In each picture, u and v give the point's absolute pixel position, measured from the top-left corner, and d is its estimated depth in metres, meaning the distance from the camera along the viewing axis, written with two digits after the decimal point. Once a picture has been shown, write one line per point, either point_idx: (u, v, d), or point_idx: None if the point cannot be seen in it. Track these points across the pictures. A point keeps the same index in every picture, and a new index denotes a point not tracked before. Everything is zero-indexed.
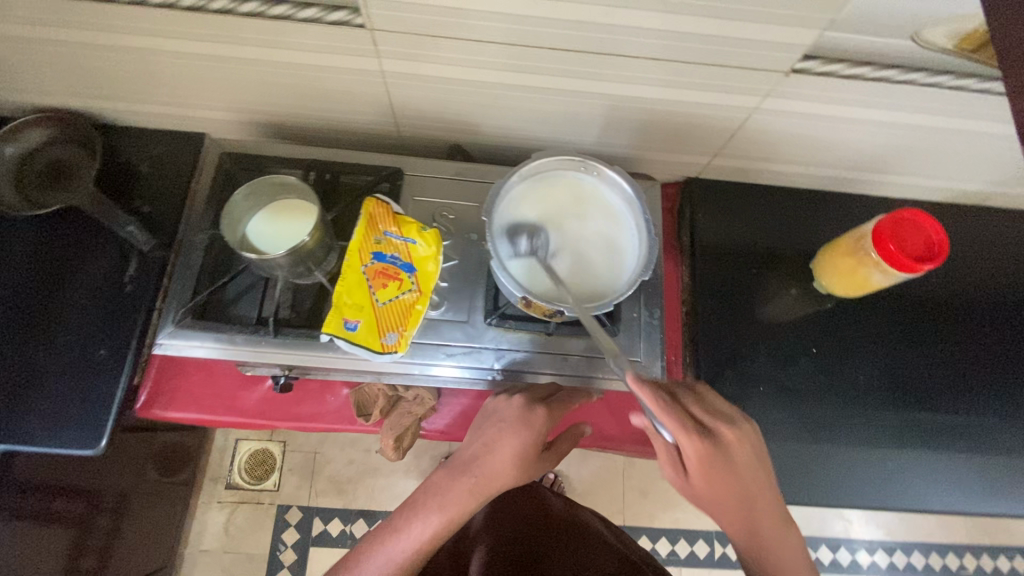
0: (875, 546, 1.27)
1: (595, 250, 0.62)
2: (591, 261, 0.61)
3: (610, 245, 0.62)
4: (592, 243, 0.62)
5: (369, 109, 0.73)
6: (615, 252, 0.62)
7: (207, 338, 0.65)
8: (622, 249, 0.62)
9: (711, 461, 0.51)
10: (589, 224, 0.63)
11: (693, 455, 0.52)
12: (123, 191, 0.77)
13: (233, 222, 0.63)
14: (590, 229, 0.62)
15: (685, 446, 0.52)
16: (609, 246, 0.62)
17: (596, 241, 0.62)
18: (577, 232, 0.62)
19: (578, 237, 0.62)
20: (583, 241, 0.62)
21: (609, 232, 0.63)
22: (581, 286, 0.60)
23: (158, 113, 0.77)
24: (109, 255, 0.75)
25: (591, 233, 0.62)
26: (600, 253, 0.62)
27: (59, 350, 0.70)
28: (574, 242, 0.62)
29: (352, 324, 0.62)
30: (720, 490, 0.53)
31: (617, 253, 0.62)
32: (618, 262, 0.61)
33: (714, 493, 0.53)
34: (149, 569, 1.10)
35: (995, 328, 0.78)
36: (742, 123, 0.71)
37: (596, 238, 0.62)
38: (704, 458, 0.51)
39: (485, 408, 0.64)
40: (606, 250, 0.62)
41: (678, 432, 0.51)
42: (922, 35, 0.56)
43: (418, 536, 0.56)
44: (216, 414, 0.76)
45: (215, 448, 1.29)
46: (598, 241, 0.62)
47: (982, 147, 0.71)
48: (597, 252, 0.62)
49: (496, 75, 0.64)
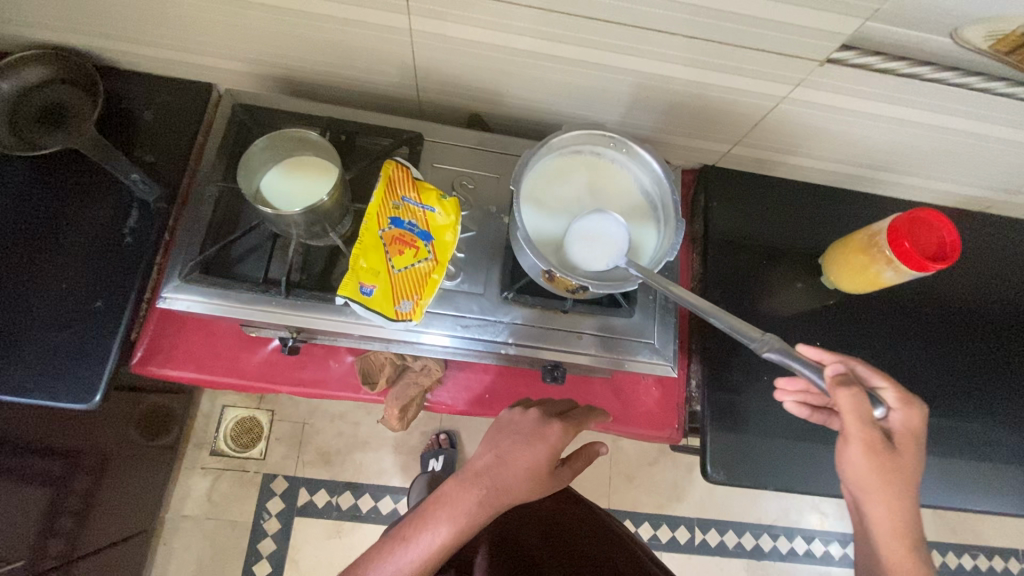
0: (847, 539, 1.34)
1: (594, 247, 0.58)
2: (584, 259, 0.58)
3: (611, 244, 0.57)
4: (594, 240, 0.58)
5: (391, 70, 0.71)
6: (615, 252, 0.57)
7: (213, 295, 0.63)
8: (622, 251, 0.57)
9: (923, 434, 0.54)
10: (601, 220, 0.59)
11: (904, 425, 0.54)
12: (125, 138, 0.73)
13: (250, 173, 0.61)
14: (601, 228, 0.58)
15: (901, 412, 0.54)
16: (612, 246, 0.57)
17: (600, 239, 0.58)
18: (587, 226, 0.59)
19: (584, 231, 0.58)
20: (587, 235, 0.58)
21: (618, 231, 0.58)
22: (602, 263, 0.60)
23: (163, 58, 0.73)
24: (108, 204, 0.71)
25: (599, 231, 0.58)
26: (598, 250, 0.58)
27: (51, 300, 0.67)
28: (578, 236, 0.58)
29: (368, 288, 0.59)
30: (918, 471, 0.53)
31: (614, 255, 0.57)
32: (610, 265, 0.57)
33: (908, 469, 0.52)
34: (128, 533, 1.08)
35: (990, 332, 0.80)
36: (767, 112, 0.71)
37: (603, 238, 0.58)
38: (917, 431, 0.54)
39: (499, 420, 0.65)
40: (605, 249, 0.57)
41: (900, 395, 0.55)
42: (961, 34, 0.55)
43: (427, 546, 0.54)
44: (215, 374, 0.75)
45: (199, 414, 1.26)
46: (602, 239, 0.58)
47: (997, 153, 0.73)
48: (595, 249, 0.58)
49: (525, 42, 0.62)
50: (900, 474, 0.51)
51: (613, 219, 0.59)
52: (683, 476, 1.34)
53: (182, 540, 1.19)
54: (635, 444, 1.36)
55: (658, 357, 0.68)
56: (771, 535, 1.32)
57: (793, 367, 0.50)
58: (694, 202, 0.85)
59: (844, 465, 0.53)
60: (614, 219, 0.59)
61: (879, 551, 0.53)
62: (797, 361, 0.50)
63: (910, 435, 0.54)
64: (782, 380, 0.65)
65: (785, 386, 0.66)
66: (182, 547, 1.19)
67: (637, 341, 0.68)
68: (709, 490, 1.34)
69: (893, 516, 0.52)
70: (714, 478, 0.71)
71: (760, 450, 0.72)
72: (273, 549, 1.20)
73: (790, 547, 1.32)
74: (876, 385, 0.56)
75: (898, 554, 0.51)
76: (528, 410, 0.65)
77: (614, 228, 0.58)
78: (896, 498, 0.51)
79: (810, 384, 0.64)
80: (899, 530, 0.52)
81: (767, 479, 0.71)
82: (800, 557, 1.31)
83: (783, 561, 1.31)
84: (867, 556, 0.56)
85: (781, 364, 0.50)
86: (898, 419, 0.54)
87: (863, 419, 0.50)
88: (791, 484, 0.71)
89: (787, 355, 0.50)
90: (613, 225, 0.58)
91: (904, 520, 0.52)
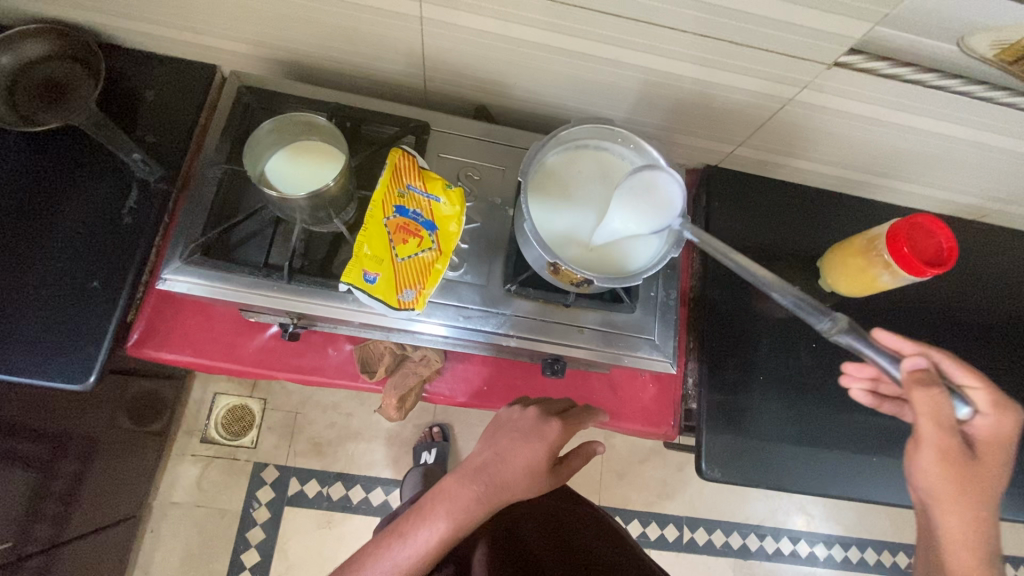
0: (832, 540, 1.36)
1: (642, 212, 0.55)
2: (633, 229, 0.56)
3: (660, 204, 0.54)
4: (638, 204, 0.55)
5: (400, 58, 0.71)
6: (668, 209, 0.55)
7: (213, 278, 0.62)
8: (677, 204, 0.54)
9: (1009, 441, 0.54)
10: (641, 175, 0.55)
11: (990, 430, 0.54)
12: (125, 117, 0.72)
13: (255, 155, 0.60)
14: (643, 184, 0.55)
15: (989, 416, 0.54)
16: (664, 203, 0.54)
17: (646, 201, 0.55)
18: (624, 188, 0.56)
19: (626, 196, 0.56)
20: (630, 199, 0.55)
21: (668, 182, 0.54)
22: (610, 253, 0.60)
23: (168, 38, 0.72)
24: (107, 183, 0.70)
25: (644, 190, 0.55)
26: (646, 217, 0.55)
27: (47, 279, 0.66)
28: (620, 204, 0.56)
29: (372, 276, 0.59)
30: (995, 479, 0.54)
31: (668, 216, 0.55)
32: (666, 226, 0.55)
33: (982, 476, 0.53)
34: (115, 519, 1.06)
35: (983, 339, 0.82)
36: (773, 114, 0.71)
37: (649, 197, 0.55)
38: (1005, 437, 0.54)
39: (499, 418, 0.66)
40: (652, 211, 0.55)
41: (993, 399, 0.54)
42: (967, 42, 0.56)
43: (425, 542, 0.55)
44: (212, 359, 0.75)
45: (191, 401, 1.25)
46: (649, 201, 0.55)
47: (995, 162, 0.74)
48: (641, 215, 0.55)
49: (537, 34, 0.62)
50: (970, 481, 0.53)
51: (658, 171, 0.55)
52: (673, 474, 1.35)
53: (169, 528, 1.18)
54: (627, 442, 1.37)
55: (657, 354, 0.68)
56: (758, 535, 1.33)
57: (863, 353, 0.51)
58: (696, 202, 0.86)
59: (916, 470, 0.54)
60: (659, 169, 0.55)
61: (946, 556, 0.54)
62: (867, 345, 0.50)
63: (993, 440, 0.54)
64: (849, 365, 0.67)
65: (853, 372, 0.68)
66: (170, 534, 1.18)
67: (637, 337, 0.68)
68: (699, 490, 1.35)
69: (963, 523, 0.53)
70: (709, 475, 0.71)
71: (754, 449, 0.73)
72: (262, 538, 1.19)
73: (777, 547, 1.33)
74: (965, 384, 0.55)
75: (966, 562, 0.53)
76: (528, 408, 0.65)
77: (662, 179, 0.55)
78: (966, 505, 0.53)
79: (878, 373, 0.66)
80: (967, 538, 0.53)
81: (763, 477, 0.72)
82: (786, 557, 1.33)
83: (768, 561, 1.32)
84: (932, 557, 0.57)
85: (850, 349, 0.51)
86: (982, 423, 0.54)
87: (941, 428, 0.51)
88: (786, 483, 0.72)
89: (858, 339, 0.50)
90: (658, 178, 0.55)
91: (973, 528, 0.53)
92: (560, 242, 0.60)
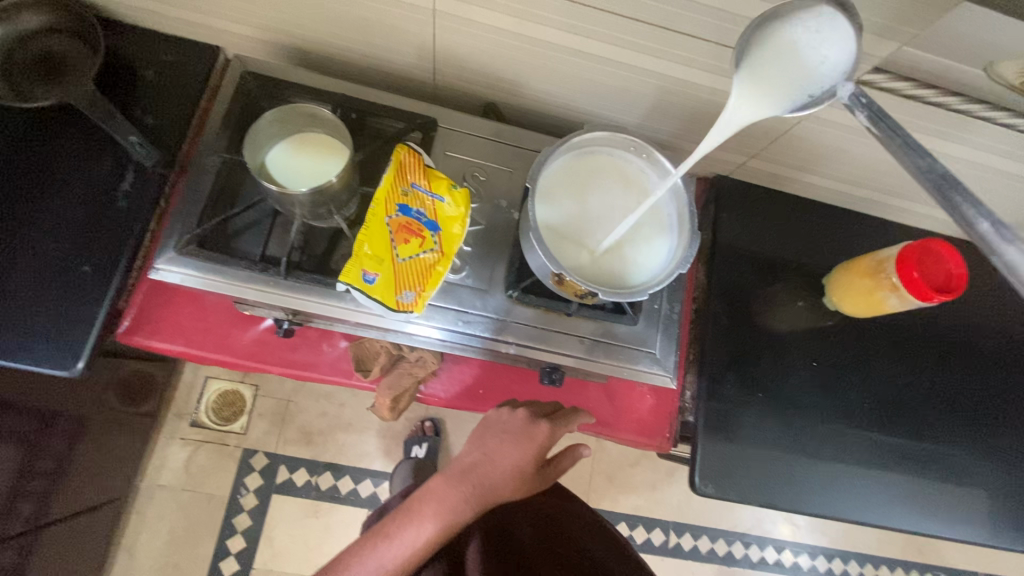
0: (817, 552, 1.36)
1: (768, 88, 0.46)
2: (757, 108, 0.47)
3: (804, 66, 0.44)
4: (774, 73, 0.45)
5: (411, 50, 0.68)
6: (816, 71, 0.44)
7: (208, 270, 0.60)
8: (835, 59, 0.42)
9: None
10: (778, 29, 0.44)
11: None
12: (123, 96, 0.70)
13: (256, 145, 0.59)
14: (778, 44, 0.44)
15: None
16: (810, 63, 0.44)
17: (777, 71, 0.45)
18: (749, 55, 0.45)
19: (751, 70, 0.46)
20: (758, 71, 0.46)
21: (829, 24, 0.42)
22: (630, 258, 0.60)
23: (171, 16, 0.69)
24: (102, 165, 0.68)
25: (777, 57, 0.44)
26: (789, 80, 0.45)
27: (37, 261, 0.64)
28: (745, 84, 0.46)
29: (371, 277, 0.57)
30: None
31: (819, 81, 0.43)
32: (817, 100, 0.44)
33: None
34: (101, 500, 1.05)
35: (985, 366, 0.81)
36: (786, 130, 0.70)
37: (782, 64, 0.45)
38: None
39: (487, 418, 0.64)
40: (786, 84, 0.45)
41: None
42: (994, 68, 0.53)
43: (411, 542, 0.55)
44: (203, 350, 0.73)
45: (182, 383, 1.24)
46: (790, 64, 0.44)
47: (1010, 188, 0.73)
48: (775, 87, 0.45)
49: (553, 34, 0.60)
50: None
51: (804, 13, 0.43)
52: (662, 478, 1.35)
53: (155, 511, 1.17)
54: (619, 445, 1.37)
55: (658, 367, 0.67)
56: (744, 543, 1.34)
57: None
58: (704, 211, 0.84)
59: None
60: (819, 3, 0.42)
61: None
62: None
63: None
64: None
65: None
66: (156, 516, 1.17)
67: (639, 350, 0.67)
68: (688, 496, 1.35)
69: None
70: (702, 490, 0.70)
71: (750, 463, 0.72)
72: (248, 524, 1.19)
73: (761, 555, 1.34)
74: None
75: None
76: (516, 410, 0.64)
77: (808, 26, 0.43)
78: None
79: None
80: None
81: (755, 493, 0.71)
82: (770, 566, 1.34)
83: (752, 569, 1.33)
84: None
85: None
86: None
87: None
88: (777, 500, 0.72)
89: None
90: (806, 29, 0.43)
91: None
92: (564, 254, 0.59)
